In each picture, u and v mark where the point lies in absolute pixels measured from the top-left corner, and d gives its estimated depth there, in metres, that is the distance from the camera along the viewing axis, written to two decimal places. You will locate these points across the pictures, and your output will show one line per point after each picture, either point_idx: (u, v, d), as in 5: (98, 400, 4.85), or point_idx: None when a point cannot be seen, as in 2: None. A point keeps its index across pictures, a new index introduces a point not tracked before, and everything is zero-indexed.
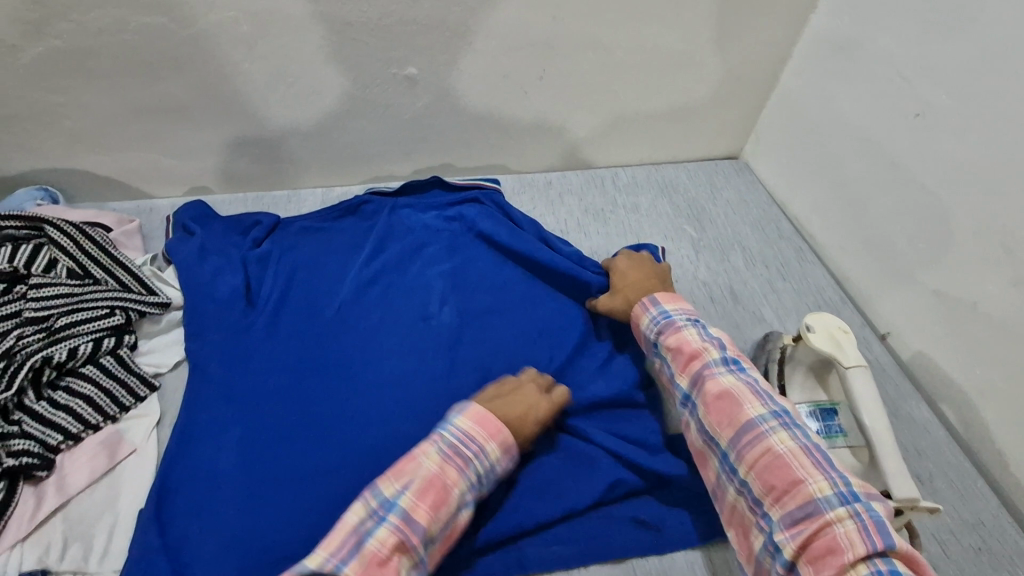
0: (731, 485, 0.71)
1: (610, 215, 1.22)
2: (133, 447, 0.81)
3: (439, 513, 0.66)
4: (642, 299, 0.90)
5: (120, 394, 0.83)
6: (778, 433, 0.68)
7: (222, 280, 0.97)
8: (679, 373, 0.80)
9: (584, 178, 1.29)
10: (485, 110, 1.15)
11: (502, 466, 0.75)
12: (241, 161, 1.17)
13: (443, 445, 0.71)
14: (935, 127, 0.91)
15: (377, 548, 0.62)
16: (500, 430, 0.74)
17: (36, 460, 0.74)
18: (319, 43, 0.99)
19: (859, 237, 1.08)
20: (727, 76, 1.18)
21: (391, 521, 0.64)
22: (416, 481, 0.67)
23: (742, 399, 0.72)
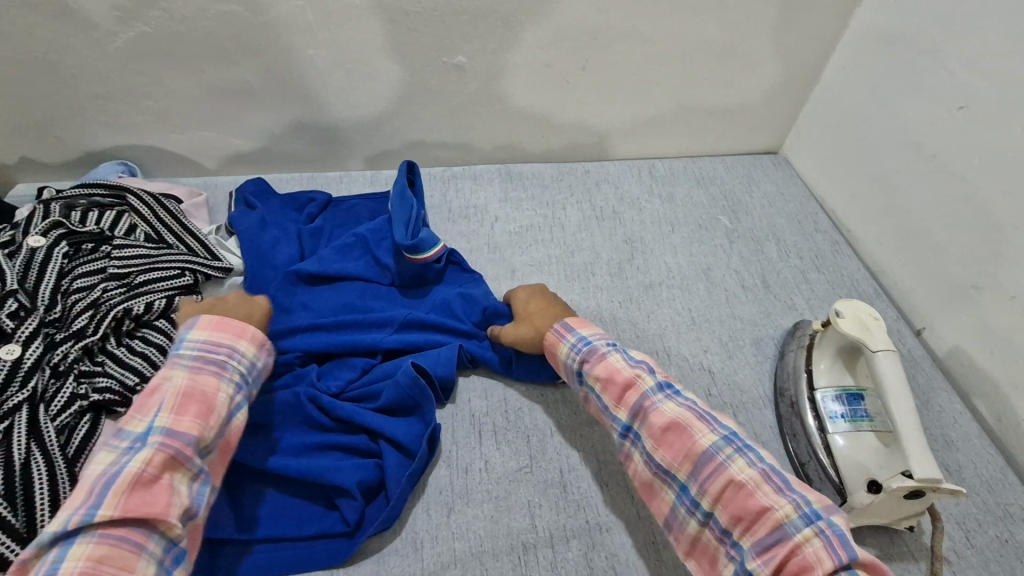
0: (691, 516, 0.69)
1: (646, 203, 1.25)
2: None
3: (202, 426, 0.68)
4: (553, 325, 0.88)
5: None
6: (735, 460, 0.67)
7: (280, 248, 1.05)
8: (617, 405, 0.77)
9: (621, 168, 1.32)
10: (529, 100, 1.20)
11: (261, 362, 0.79)
12: (299, 143, 1.25)
13: (179, 363, 0.72)
14: (980, 120, 0.91)
15: (140, 471, 0.62)
16: (243, 329, 0.77)
17: (116, 397, 0.81)
18: (377, 31, 1.06)
19: (897, 232, 1.08)
20: (768, 69, 1.19)
21: (154, 443, 0.64)
22: (168, 402, 0.68)
23: (692, 429, 0.71)
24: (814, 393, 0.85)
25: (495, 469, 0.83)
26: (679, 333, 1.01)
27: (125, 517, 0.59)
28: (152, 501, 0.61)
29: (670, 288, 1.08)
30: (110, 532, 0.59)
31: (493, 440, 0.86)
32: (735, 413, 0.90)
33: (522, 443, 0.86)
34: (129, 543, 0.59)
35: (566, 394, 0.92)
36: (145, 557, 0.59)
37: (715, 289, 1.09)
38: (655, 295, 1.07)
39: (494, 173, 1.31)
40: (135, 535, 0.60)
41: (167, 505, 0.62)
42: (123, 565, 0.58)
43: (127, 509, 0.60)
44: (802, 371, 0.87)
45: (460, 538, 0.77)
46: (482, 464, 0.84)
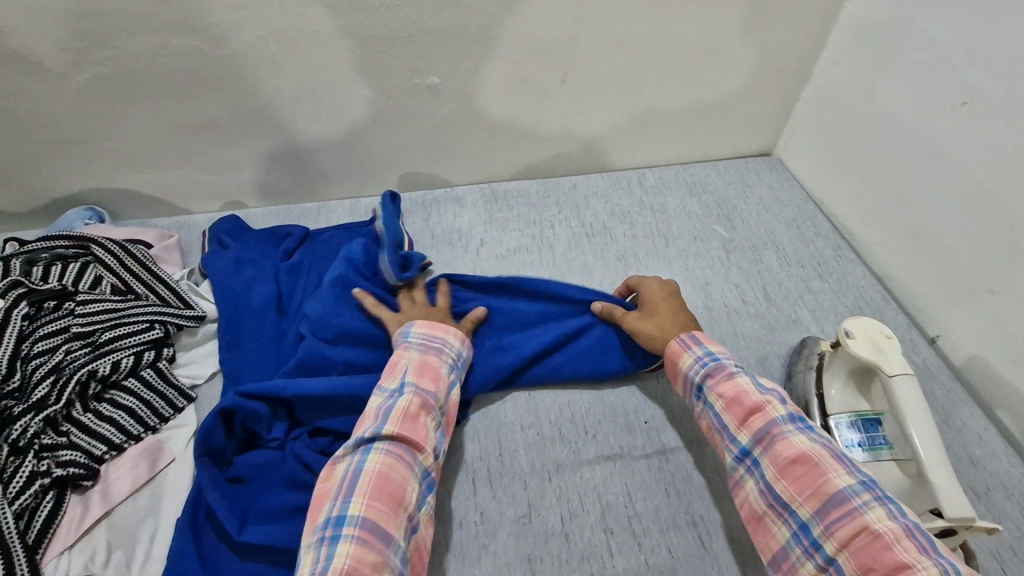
0: (807, 560, 0.64)
1: (638, 217, 1.19)
2: (172, 455, 0.84)
3: (439, 386, 0.78)
4: (680, 334, 0.84)
5: (160, 405, 0.86)
6: (873, 508, 0.62)
7: (257, 289, 1.00)
8: (737, 428, 0.73)
9: (609, 180, 1.27)
10: (510, 117, 1.15)
11: (468, 354, 0.86)
12: (273, 175, 1.20)
13: (410, 344, 0.82)
14: (987, 115, 0.85)
15: (407, 407, 0.73)
16: (451, 328, 0.86)
17: (82, 470, 0.78)
18: (345, 56, 1.01)
19: (903, 234, 1.02)
20: (757, 70, 1.14)
21: (409, 389, 0.75)
22: (411, 366, 0.79)
23: (823, 464, 0.66)
24: (827, 419, 0.80)
25: (492, 520, 0.78)
26: None
27: (399, 437, 0.71)
28: (416, 431, 0.72)
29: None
30: (395, 444, 0.70)
31: (489, 488, 0.81)
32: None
33: (519, 489, 0.81)
34: (406, 460, 0.70)
35: (565, 431, 0.87)
36: (415, 475, 0.70)
37: (715, 306, 1.03)
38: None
39: (477, 194, 1.26)
40: (409, 454, 0.71)
41: (425, 438, 0.73)
42: (402, 480, 0.68)
43: (403, 430, 0.71)
44: (813, 395, 0.82)
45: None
46: (478, 516, 0.79)
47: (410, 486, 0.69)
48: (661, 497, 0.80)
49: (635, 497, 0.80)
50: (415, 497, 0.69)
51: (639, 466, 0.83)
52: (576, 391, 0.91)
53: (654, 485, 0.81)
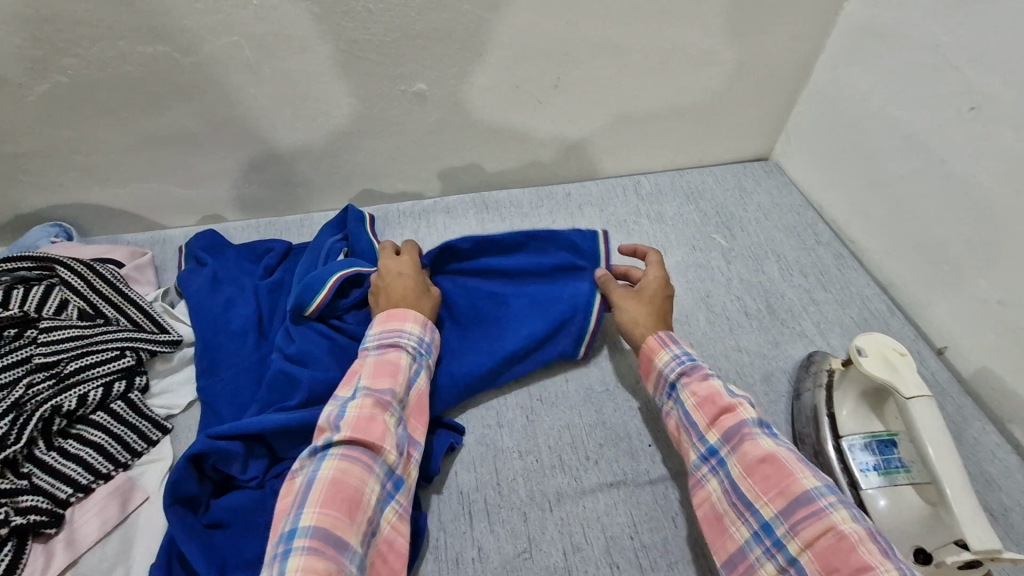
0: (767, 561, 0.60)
1: (634, 226, 1.16)
2: (146, 495, 0.78)
3: (398, 380, 0.74)
4: (656, 332, 0.80)
5: (132, 440, 0.81)
6: (838, 509, 0.57)
7: (235, 311, 0.95)
8: (706, 427, 0.69)
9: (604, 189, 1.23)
10: (500, 124, 1.10)
11: (431, 339, 0.82)
12: (253, 187, 1.14)
13: (369, 347, 0.77)
14: (994, 120, 0.82)
15: (362, 410, 0.68)
16: (411, 313, 0.81)
17: (45, 518, 0.72)
18: (326, 63, 0.95)
19: (908, 242, 0.99)
20: (754, 73, 1.11)
21: (362, 391, 0.71)
22: (369, 367, 0.74)
23: (790, 465, 0.62)
24: (839, 439, 0.77)
25: (491, 555, 0.74)
26: None
27: (352, 440, 0.66)
28: (371, 433, 0.67)
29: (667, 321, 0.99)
30: (350, 447, 0.65)
31: (487, 522, 0.77)
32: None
33: (519, 522, 0.77)
34: (360, 462, 0.65)
35: (566, 457, 0.83)
36: (372, 477, 0.65)
37: (717, 320, 0.99)
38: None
39: (468, 204, 1.21)
40: (365, 457, 0.65)
41: (382, 438, 0.67)
42: (356, 483, 0.63)
43: (356, 433, 0.66)
44: (823, 414, 0.80)
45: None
46: (476, 551, 0.75)
47: (368, 489, 0.64)
48: (667, 526, 0.76)
49: (640, 527, 0.76)
50: (373, 498, 0.64)
51: (644, 492, 0.79)
52: (576, 415, 0.87)
53: (659, 513, 0.77)
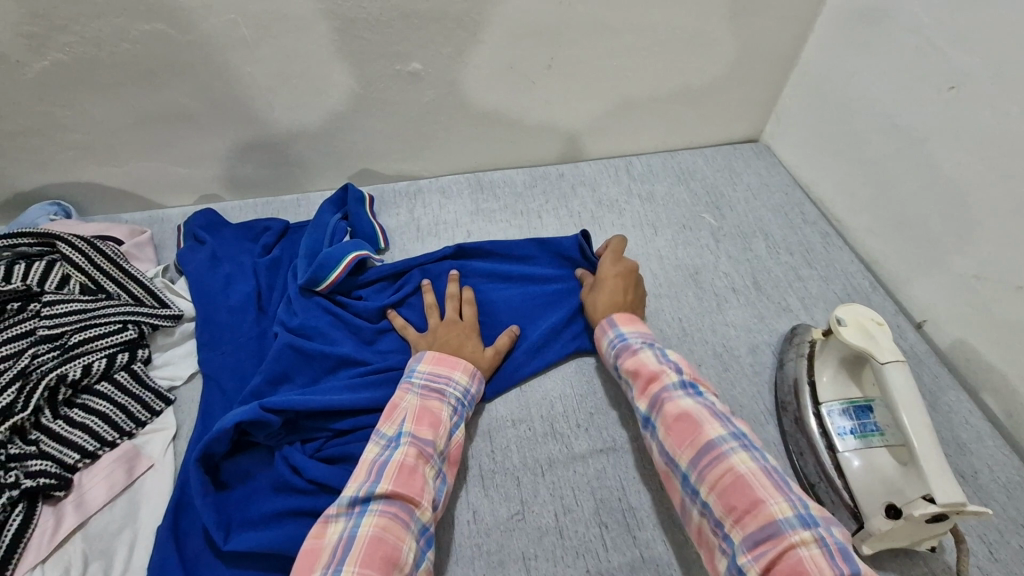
0: (691, 508, 0.66)
1: (625, 205, 1.18)
2: (150, 462, 0.81)
3: (440, 432, 0.74)
4: (608, 315, 0.87)
5: (135, 410, 0.83)
6: (738, 452, 0.64)
7: (234, 288, 0.97)
8: (638, 396, 0.75)
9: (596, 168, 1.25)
10: (493, 105, 1.12)
11: (476, 389, 0.82)
12: (250, 167, 1.16)
13: (413, 386, 0.78)
14: (972, 99, 0.85)
15: (402, 462, 0.69)
16: (459, 362, 0.81)
17: (54, 481, 0.74)
18: (322, 41, 0.96)
19: (890, 220, 1.02)
20: (743, 54, 1.12)
21: (406, 440, 0.71)
22: (410, 411, 0.75)
23: (702, 418, 0.68)
24: (820, 406, 0.80)
25: (487, 517, 0.77)
26: (671, 346, 0.95)
27: (393, 495, 0.66)
28: (411, 487, 0.67)
29: (656, 296, 1.02)
30: (390, 502, 0.66)
31: (482, 487, 0.80)
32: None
33: (513, 486, 0.80)
34: (400, 519, 0.65)
35: (558, 425, 0.86)
36: (410, 534, 0.65)
37: (705, 296, 1.02)
38: (641, 305, 1.00)
39: (462, 183, 1.23)
40: (405, 513, 0.66)
41: (422, 493, 0.68)
42: (394, 544, 0.63)
43: (397, 488, 0.66)
44: (804, 382, 0.83)
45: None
46: (471, 514, 0.78)
47: (405, 546, 0.64)
48: (654, 487, 0.80)
49: (629, 489, 0.80)
50: (411, 557, 0.64)
51: (632, 456, 0.83)
52: (567, 385, 0.90)
53: (647, 475, 0.81)
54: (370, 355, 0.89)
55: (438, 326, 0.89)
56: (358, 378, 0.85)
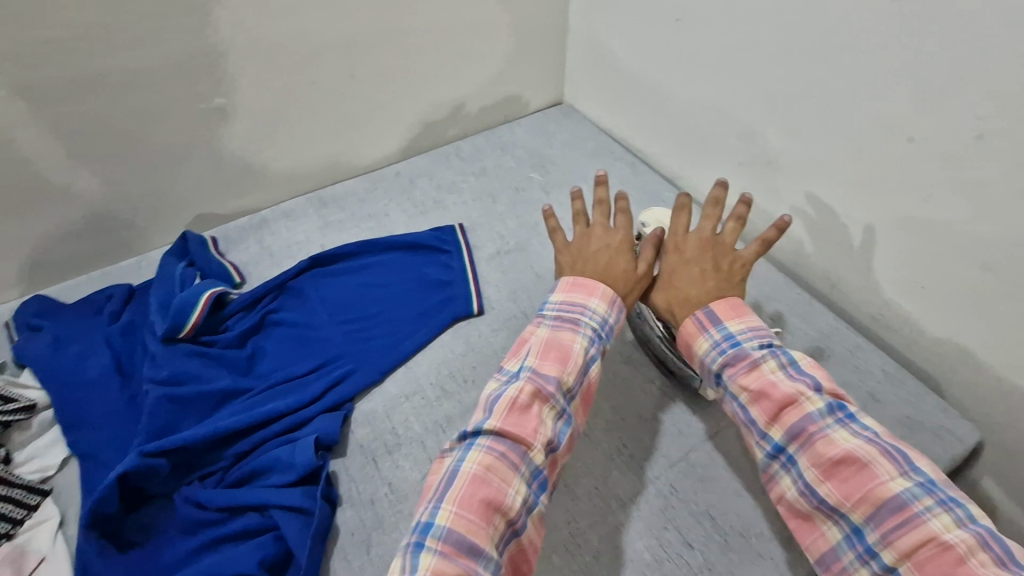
0: (862, 564, 0.61)
1: (464, 186, 1.25)
2: (40, 555, 0.77)
3: (568, 364, 0.70)
4: (695, 314, 0.74)
5: (7, 510, 0.78)
6: (841, 430, 0.64)
7: (90, 361, 0.93)
8: (769, 423, 0.67)
9: (429, 159, 1.30)
10: (315, 121, 1.16)
11: (617, 317, 0.76)
12: (66, 246, 1.08)
13: (545, 319, 0.74)
14: (688, 22, 1.02)
15: (518, 395, 0.67)
16: (597, 286, 0.75)
17: None
18: (96, 99, 0.95)
19: (671, 136, 1.18)
20: (514, 30, 1.25)
21: (526, 372, 0.69)
22: (536, 343, 0.72)
23: (814, 420, 0.64)
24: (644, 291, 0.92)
25: (399, 490, 0.81)
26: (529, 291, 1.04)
27: (501, 431, 0.65)
28: (526, 424, 0.66)
29: (508, 255, 1.10)
30: (499, 440, 0.64)
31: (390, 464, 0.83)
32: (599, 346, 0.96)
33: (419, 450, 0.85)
34: (509, 460, 0.63)
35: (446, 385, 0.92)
36: (518, 477, 0.63)
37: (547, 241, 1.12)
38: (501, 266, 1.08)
39: (305, 204, 1.23)
40: (513, 453, 0.64)
41: (535, 431, 0.66)
42: (497, 486, 0.62)
43: (506, 424, 0.65)
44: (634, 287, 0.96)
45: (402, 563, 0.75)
46: (387, 488, 0.81)
47: (509, 491, 0.62)
48: None
49: None
50: (517, 501, 0.63)
51: None
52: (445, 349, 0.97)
53: None
54: (248, 382, 0.91)
55: (586, 233, 0.83)
56: (241, 409, 0.88)
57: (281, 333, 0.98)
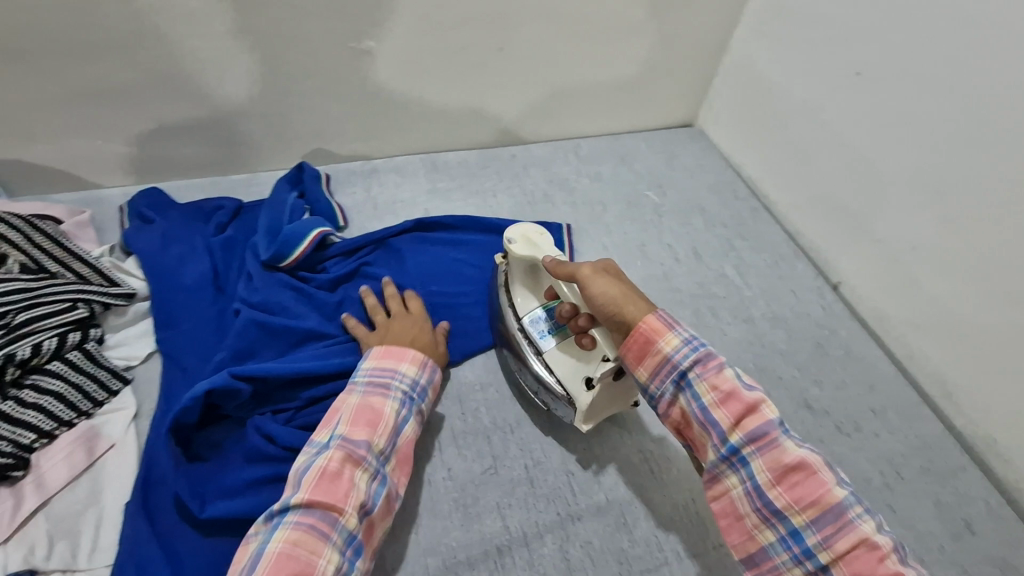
0: (795, 565, 0.49)
1: (745, 173, 1.03)
2: (111, 441, 0.60)
3: (380, 429, 0.56)
4: (650, 313, 0.56)
5: (90, 389, 0.62)
6: (868, 520, 0.47)
7: None
8: (779, 498, 0.49)
9: (723, 126, 1.05)
10: (604, 21, 0.87)
11: (432, 379, 0.63)
12: None
13: (356, 385, 0.59)
14: None
15: (325, 465, 0.52)
16: (406, 350, 0.62)
17: (6, 459, 0.55)
18: None
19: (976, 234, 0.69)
20: None
21: (335, 440, 0.54)
22: (346, 410, 0.57)
23: (818, 469, 0.49)
24: (519, 320, 0.69)
25: (468, 464, 0.66)
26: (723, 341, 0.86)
27: (310, 505, 0.50)
28: (335, 491, 0.51)
29: (755, 258, 0.91)
30: (309, 511, 0.50)
31: None
32: (843, 427, 0.75)
33: None
34: (318, 531, 0.49)
35: None
36: (329, 545, 0.49)
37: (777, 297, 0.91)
38: (741, 265, 0.90)
39: None
40: (324, 523, 0.49)
41: (346, 499, 0.51)
42: (304, 558, 0.47)
43: (314, 497, 0.50)
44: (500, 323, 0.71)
45: (432, 553, 0.60)
46: (447, 474, 0.65)
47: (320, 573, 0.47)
48: None
49: None
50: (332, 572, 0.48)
51: None
52: None
53: None
54: (404, 248, 0.81)
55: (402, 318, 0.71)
56: (386, 271, 0.79)
57: (459, 221, 0.85)
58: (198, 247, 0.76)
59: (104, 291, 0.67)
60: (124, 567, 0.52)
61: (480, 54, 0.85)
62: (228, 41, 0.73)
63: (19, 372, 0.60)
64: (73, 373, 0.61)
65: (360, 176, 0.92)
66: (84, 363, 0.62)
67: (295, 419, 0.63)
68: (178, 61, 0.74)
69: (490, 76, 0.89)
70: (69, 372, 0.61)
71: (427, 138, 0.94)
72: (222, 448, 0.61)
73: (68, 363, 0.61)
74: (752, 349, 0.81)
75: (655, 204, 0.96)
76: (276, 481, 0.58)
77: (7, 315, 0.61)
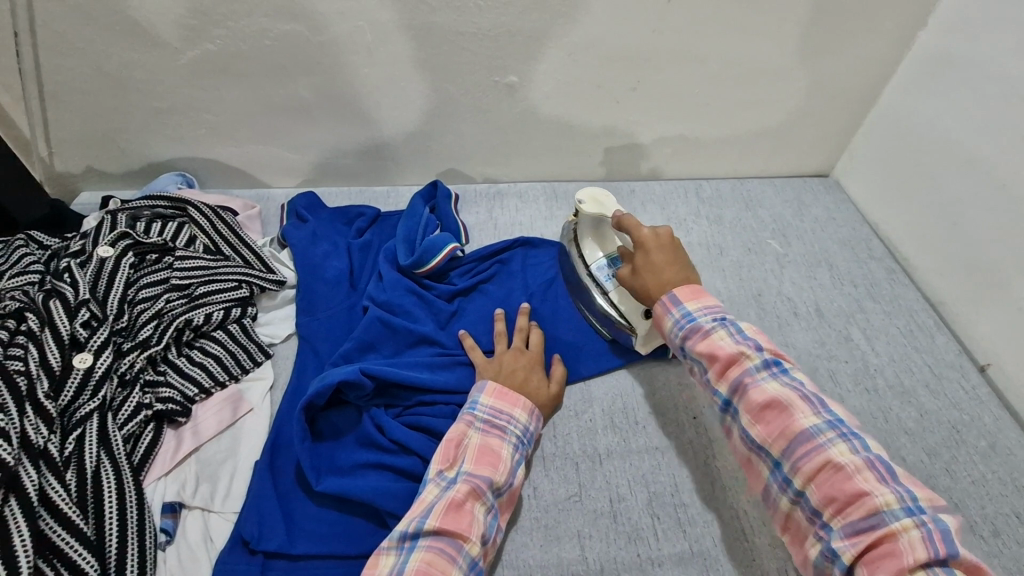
0: (784, 492, 0.53)
1: (884, 233, 0.97)
2: (250, 406, 0.69)
3: (502, 468, 0.60)
4: (662, 297, 0.64)
5: (243, 357, 0.72)
6: (838, 443, 0.50)
7: None
8: (763, 437, 0.53)
9: (864, 179, 0.99)
10: (746, 67, 0.86)
11: (538, 427, 0.66)
12: None
13: (474, 420, 0.63)
14: None
15: (456, 497, 0.55)
16: (520, 397, 0.66)
17: (177, 406, 0.65)
18: None
19: None
20: None
21: (461, 476, 0.58)
22: (468, 446, 0.60)
23: (792, 404, 0.53)
24: (587, 268, 0.80)
25: (554, 486, 0.67)
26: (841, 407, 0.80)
27: (441, 531, 0.53)
28: (462, 521, 0.54)
29: (887, 324, 0.85)
30: (439, 537, 0.53)
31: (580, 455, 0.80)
32: (978, 528, 0.67)
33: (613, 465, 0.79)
34: (448, 554, 0.52)
35: None
36: (458, 568, 0.52)
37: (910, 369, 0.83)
38: (868, 328, 0.84)
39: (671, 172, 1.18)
40: (452, 548, 0.53)
41: (472, 528, 0.54)
42: None
43: (445, 523, 0.53)
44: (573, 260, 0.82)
45: (510, 565, 0.62)
46: (532, 492, 0.67)
47: None
48: None
49: None
50: None
51: None
52: None
53: None
54: (517, 265, 0.86)
55: (504, 353, 0.73)
56: (499, 288, 0.84)
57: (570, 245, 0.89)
58: (341, 247, 0.85)
59: (263, 277, 0.78)
60: (248, 517, 0.60)
61: (616, 95, 0.88)
62: (392, 72, 0.83)
63: (192, 335, 0.71)
64: (232, 342, 0.72)
65: (485, 197, 0.99)
66: (241, 336, 0.73)
67: (403, 415, 0.69)
68: (349, 85, 0.84)
69: (622, 114, 0.91)
70: (228, 342, 0.72)
71: (553, 168, 0.99)
72: (338, 428, 0.68)
73: (229, 333, 0.72)
74: (872, 420, 0.75)
75: (777, 253, 0.93)
76: (379, 469, 0.64)
77: (191, 286, 0.74)
